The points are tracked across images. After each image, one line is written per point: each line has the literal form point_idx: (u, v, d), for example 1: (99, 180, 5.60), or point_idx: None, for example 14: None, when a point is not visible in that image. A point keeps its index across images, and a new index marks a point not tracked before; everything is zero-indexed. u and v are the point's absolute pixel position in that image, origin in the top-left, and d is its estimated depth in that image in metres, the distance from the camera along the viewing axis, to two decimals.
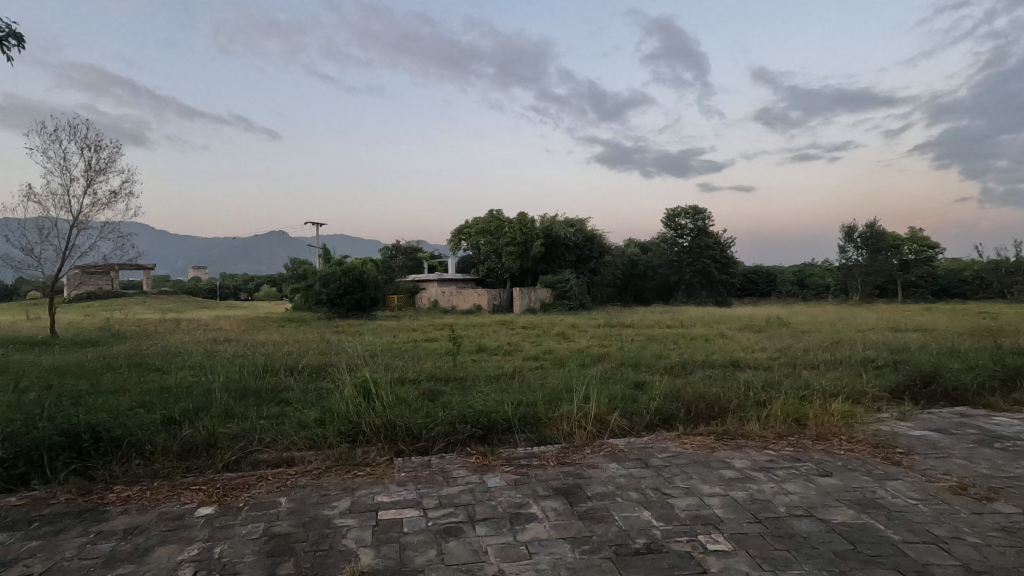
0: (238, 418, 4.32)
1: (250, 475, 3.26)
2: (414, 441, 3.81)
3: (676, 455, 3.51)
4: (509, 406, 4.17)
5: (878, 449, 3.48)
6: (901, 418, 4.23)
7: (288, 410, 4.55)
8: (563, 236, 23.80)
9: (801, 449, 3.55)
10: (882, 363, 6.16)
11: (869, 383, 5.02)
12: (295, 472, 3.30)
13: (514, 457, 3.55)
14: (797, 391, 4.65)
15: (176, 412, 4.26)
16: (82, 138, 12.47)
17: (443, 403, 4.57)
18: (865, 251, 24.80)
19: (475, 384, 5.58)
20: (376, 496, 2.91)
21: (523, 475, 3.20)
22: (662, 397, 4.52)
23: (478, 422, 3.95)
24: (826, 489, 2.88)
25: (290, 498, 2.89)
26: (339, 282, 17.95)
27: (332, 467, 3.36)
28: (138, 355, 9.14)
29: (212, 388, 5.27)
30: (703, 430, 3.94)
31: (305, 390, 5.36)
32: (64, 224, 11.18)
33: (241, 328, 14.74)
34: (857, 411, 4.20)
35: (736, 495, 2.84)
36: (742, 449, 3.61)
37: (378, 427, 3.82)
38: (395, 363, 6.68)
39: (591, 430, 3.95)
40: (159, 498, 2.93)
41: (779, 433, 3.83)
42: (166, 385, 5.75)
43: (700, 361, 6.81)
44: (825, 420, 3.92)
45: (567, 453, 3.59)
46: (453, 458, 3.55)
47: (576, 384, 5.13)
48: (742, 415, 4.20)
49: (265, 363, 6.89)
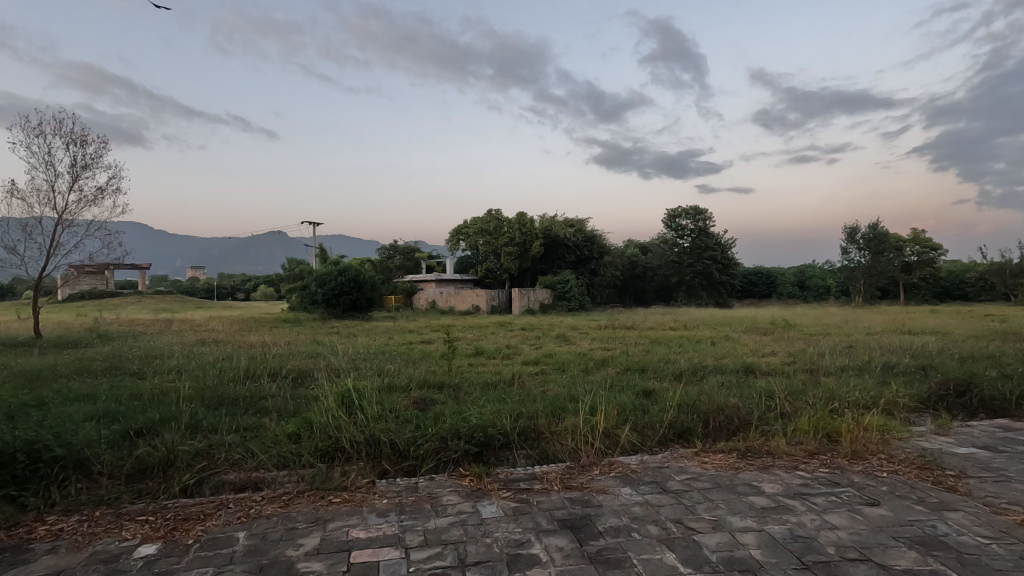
0: (207, 431, 3.90)
1: (207, 502, 2.84)
2: (399, 459, 3.39)
3: (697, 477, 3.09)
4: (507, 418, 3.75)
5: (924, 470, 3.08)
6: (941, 433, 3.82)
7: (264, 421, 4.13)
8: (563, 236, 23.34)
9: (839, 471, 3.14)
10: (907, 369, 5.74)
11: (900, 391, 4.62)
12: (261, 498, 2.88)
13: (511, 479, 3.12)
14: (824, 402, 4.24)
15: (137, 426, 3.82)
16: (68, 132, 12.04)
17: (436, 414, 4.14)
18: (867, 253, 24.22)
19: (470, 393, 5.15)
20: (351, 530, 2.48)
21: (523, 503, 2.78)
22: (676, 408, 4.10)
23: (473, 437, 3.51)
24: (877, 523, 2.46)
25: (251, 534, 2.47)
26: (335, 282, 17.48)
27: (304, 492, 2.94)
28: (120, 358, 8.66)
29: (185, 397, 4.85)
30: (724, 446, 3.53)
31: (287, 397, 4.95)
32: (49, 221, 10.74)
33: (231, 329, 14.25)
34: (893, 424, 3.79)
35: (774, 531, 2.41)
36: (770, 470, 3.19)
37: (359, 443, 3.41)
38: (388, 368, 6.25)
39: (598, 446, 3.54)
40: (95, 533, 2.50)
41: (810, 451, 3.42)
42: (139, 392, 5.34)
43: (711, 366, 6.36)
44: (861, 435, 3.50)
45: (572, 475, 3.17)
46: (443, 480, 3.12)
47: (580, 393, 4.71)
48: (766, 430, 3.79)
49: (246, 367, 6.46)
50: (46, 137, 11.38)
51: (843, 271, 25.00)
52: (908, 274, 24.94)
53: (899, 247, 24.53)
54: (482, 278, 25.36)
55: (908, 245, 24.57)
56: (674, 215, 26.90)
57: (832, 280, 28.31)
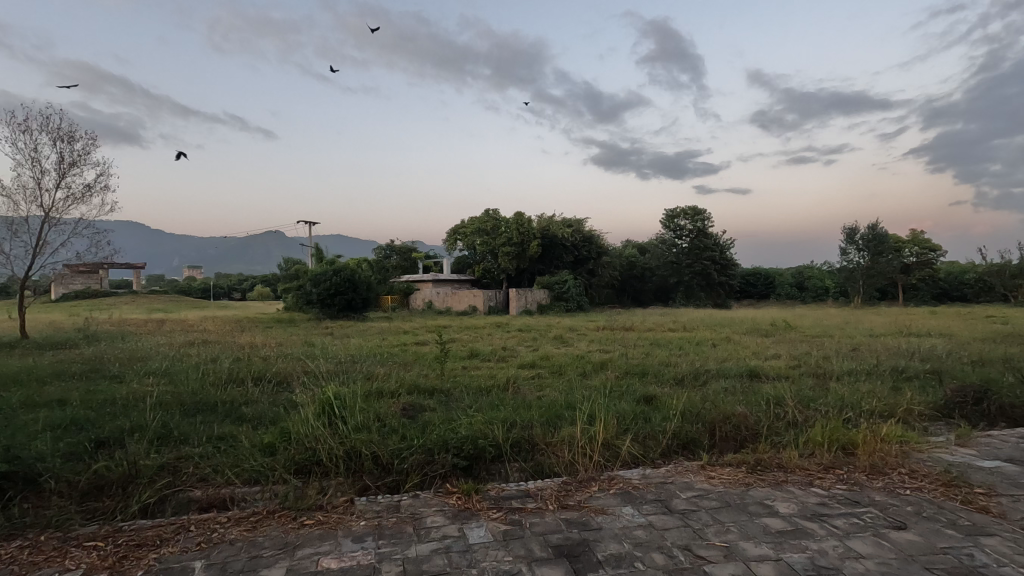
0: (177, 442, 3.64)
1: (167, 524, 2.57)
2: (382, 474, 3.14)
3: (705, 495, 2.85)
4: (499, 429, 3.48)
5: (950, 487, 2.83)
6: (961, 444, 3.57)
7: (240, 430, 3.86)
8: (561, 236, 23.09)
9: (858, 489, 2.89)
10: (919, 375, 5.48)
11: (914, 398, 4.36)
12: (226, 519, 2.61)
13: (502, 497, 2.87)
14: (837, 411, 3.99)
15: (102, 438, 3.56)
16: (55, 128, 11.77)
17: (424, 423, 3.88)
18: (866, 253, 24.01)
19: (461, 399, 4.88)
20: (321, 560, 2.22)
21: (514, 525, 2.53)
22: (680, 417, 3.85)
23: (462, 451, 3.25)
24: (907, 551, 2.21)
25: (208, 565, 2.20)
26: (330, 282, 17.19)
27: (274, 513, 2.68)
28: (102, 360, 8.36)
29: (160, 405, 4.57)
30: (731, 460, 3.28)
31: (270, 403, 4.69)
32: (36, 219, 10.43)
33: (222, 329, 13.94)
34: (911, 435, 3.55)
35: (793, 560, 2.16)
36: (783, 487, 2.94)
37: (339, 457, 3.15)
38: (378, 371, 5.98)
39: (597, 459, 3.29)
40: (35, 563, 2.24)
41: (825, 464, 3.18)
42: (113, 397, 5.06)
43: (714, 371, 6.11)
44: (879, 448, 3.26)
45: (568, 492, 2.91)
46: (428, 498, 2.86)
47: (578, 400, 4.44)
48: (777, 441, 3.54)
49: (231, 370, 6.17)
50: (33, 133, 11.08)
51: (843, 272, 24.79)
52: (907, 274, 24.79)
53: (899, 248, 24.36)
54: (479, 279, 25.13)
55: (907, 246, 24.44)
56: (672, 215, 26.67)
57: (831, 281, 28.13)
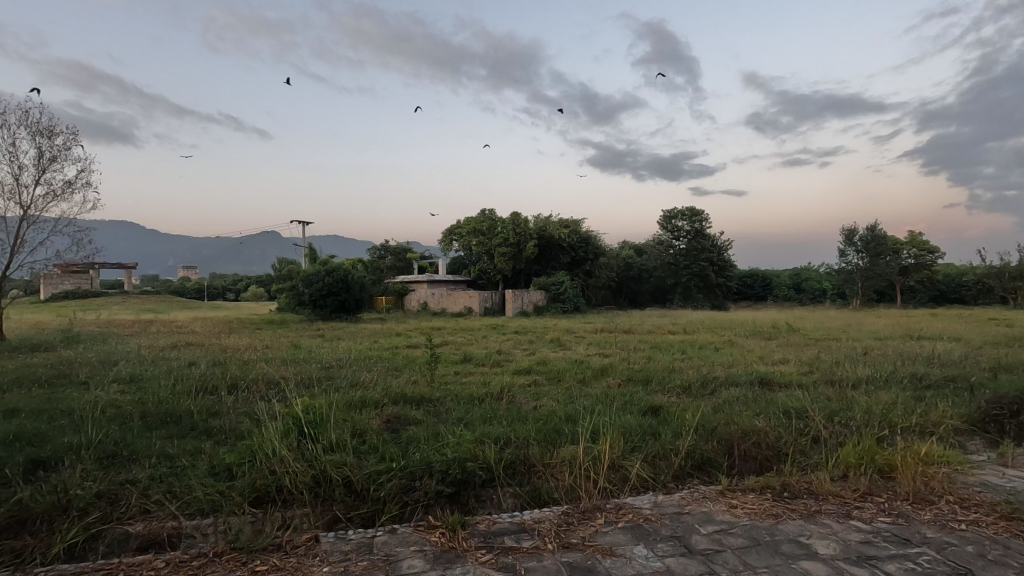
0: (127, 462, 3.21)
1: (92, 571, 2.15)
2: (355, 503, 2.72)
3: (729, 529, 2.45)
4: (491, 448, 3.06)
5: (1013, 522, 2.44)
6: (1009, 465, 3.20)
7: (200, 447, 3.44)
8: (558, 237, 22.71)
9: (904, 522, 2.50)
10: (942, 383, 5.11)
11: (947, 411, 3.98)
12: (163, 564, 2.19)
13: (492, 533, 2.45)
14: (866, 427, 3.59)
15: (36, 459, 3.12)
16: (35, 122, 11.32)
17: (407, 440, 3.46)
18: (865, 255, 23.76)
19: (451, 410, 4.47)
20: None
21: (507, 572, 2.12)
22: (693, 433, 3.45)
23: (449, 476, 2.82)
24: None
25: None
26: (322, 282, 16.71)
27: (222, 555, 2.25)
28: (73, 364, 7.88)
29: (117, 417, 4.14)
30: (754, 484, 2.89)
31: (239, 416, 4.25)
32: (14, 217, 9.92)
33: (208, 331, 13.43)
34: (952, 454, 3.17)
35: None
36: (817, 519, 2.54)
37: (305, 485, 2.73)
38: (362, 378, 5.53)
39: (601, 485, 2.88)
40: None
41: (862, 491, 2.79)
42: (70, 407, 4.60)
43: (723, 378, 5.70)
44: (921, 471, 2.87)
45: (570, 526, 2.50)
46: (407, 535, 2.45)
47: (579, 413, 4.03)
48: (803, 463, 3.15)
49: (205, 377, 5.70)
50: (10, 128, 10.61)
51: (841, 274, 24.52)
52: (905, 276, 24.54)
53: (897, 250, 24.14)
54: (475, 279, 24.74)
55: (905, 248, 24.23)
56: (671, 216, 26.34)
57: (829, 283, 27.87)
